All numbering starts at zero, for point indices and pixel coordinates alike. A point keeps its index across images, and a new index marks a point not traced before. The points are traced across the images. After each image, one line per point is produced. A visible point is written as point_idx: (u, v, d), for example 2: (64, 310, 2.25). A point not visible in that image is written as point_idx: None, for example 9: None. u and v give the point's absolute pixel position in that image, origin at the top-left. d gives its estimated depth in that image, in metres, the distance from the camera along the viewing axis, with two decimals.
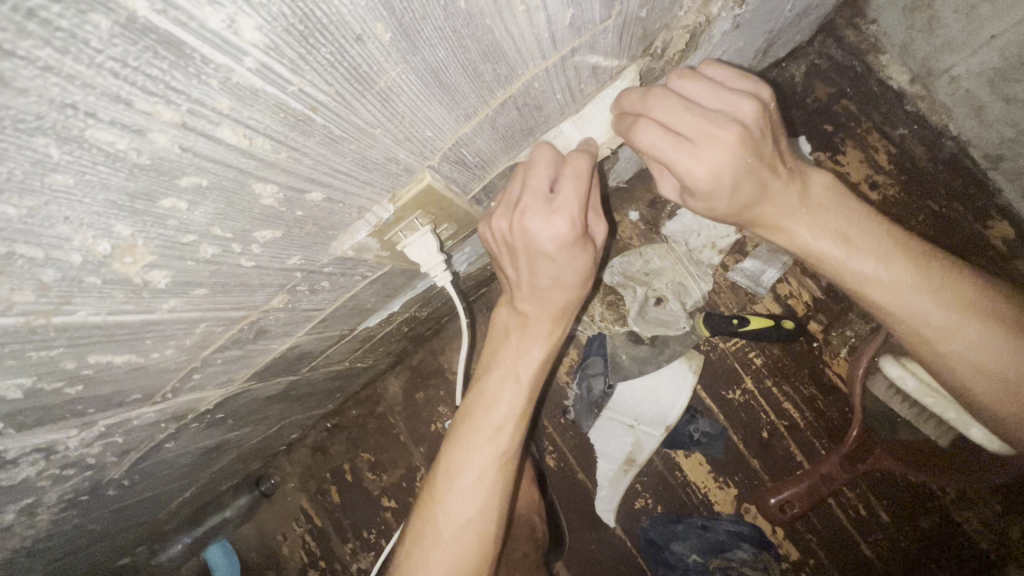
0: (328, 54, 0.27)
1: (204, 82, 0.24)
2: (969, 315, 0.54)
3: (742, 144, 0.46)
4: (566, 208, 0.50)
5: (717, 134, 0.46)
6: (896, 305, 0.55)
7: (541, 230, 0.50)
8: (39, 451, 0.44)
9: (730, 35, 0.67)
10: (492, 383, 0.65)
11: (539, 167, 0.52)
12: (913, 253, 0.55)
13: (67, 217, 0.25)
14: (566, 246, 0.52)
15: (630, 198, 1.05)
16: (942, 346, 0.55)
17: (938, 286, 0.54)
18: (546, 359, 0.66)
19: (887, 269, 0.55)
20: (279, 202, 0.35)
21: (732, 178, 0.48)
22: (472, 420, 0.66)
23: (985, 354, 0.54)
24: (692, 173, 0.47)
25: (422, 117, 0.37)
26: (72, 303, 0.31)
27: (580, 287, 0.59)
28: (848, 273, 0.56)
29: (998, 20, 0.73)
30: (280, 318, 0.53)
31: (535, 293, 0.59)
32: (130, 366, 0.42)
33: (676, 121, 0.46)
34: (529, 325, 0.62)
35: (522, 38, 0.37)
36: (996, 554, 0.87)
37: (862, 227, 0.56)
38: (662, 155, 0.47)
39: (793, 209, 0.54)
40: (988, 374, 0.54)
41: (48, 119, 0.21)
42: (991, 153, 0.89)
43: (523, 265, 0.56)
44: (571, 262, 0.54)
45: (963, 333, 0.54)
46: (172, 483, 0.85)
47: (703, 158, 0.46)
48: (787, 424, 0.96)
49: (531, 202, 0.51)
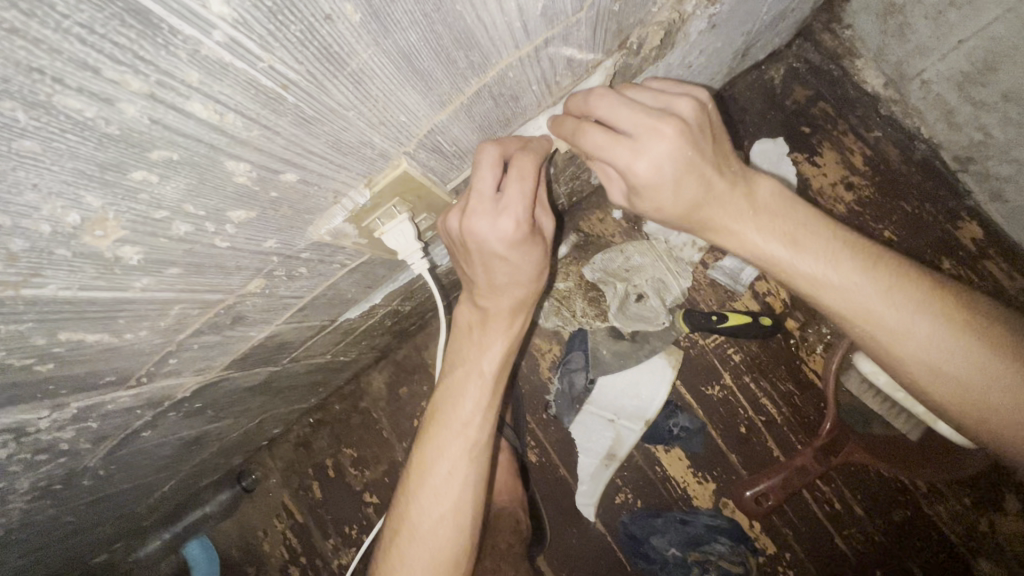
0: (298, 32, 0.27)
1: (173, 53, 0.24)
2: (925, 316, 0.53)
3: (684, 138, 0.47)
4: (513, 210, 0.50)
5: (658, 128, 0.47)
6: (851, 309, 0.55)
7: (487, 231, 0.51)
8: (9, 432, 0.44)
9: (706, 35, 0.69)
10: (457, 379, 0.66)
11: (485, 168, 0.50)
12: (864, 256, 0.55)
13: (35, 184, 0.25)
14: (514, 245, 0.53)
15: (613, 197, 1.06)
16: (898, 349, 0.54)
17: (891, 288, 0.54)
18: (509, 351, 0.66)
19: (838, 272, 0.54)
20: (252, 180, 0.36)
21: (677, 180, 0.49)
22: (440, 417, 0.66)
23: (942, 358, 0.53)
24: (634, 168, 0.48)
25: (395, 101, 0.38)
26: (42, 275, 0.31)
27: (535, 283, 0.61)
28: (799, 275, 0.55)
29: (965, 26, 0.75)
30: (257, 303, 0.53)
31: (491, 289, 0.59)
32: (103, 346, 0.42)
33: (620, 120, 0.48)
34: (489, 321, 0.63)
35: (494, 26, 0.38)
36: (965, 546, 0.89)
37: (808, 229, 0.55)
38: (605, 154, 0.49)
39: (741, 210, 0.54)
40: (946, 378, 0.53)
41: (15, 82, 0.21)
42: (961, 156, 0.91)
43: (477, 266, 0.57)
44: (522, 259, 0.55)
45: (915, 334, 0.53)
46: (148, 476, 0.84)
47: (646, 152, 0.47)
48: (765, 420, 0.98)
49: (477, 204, 0.50)
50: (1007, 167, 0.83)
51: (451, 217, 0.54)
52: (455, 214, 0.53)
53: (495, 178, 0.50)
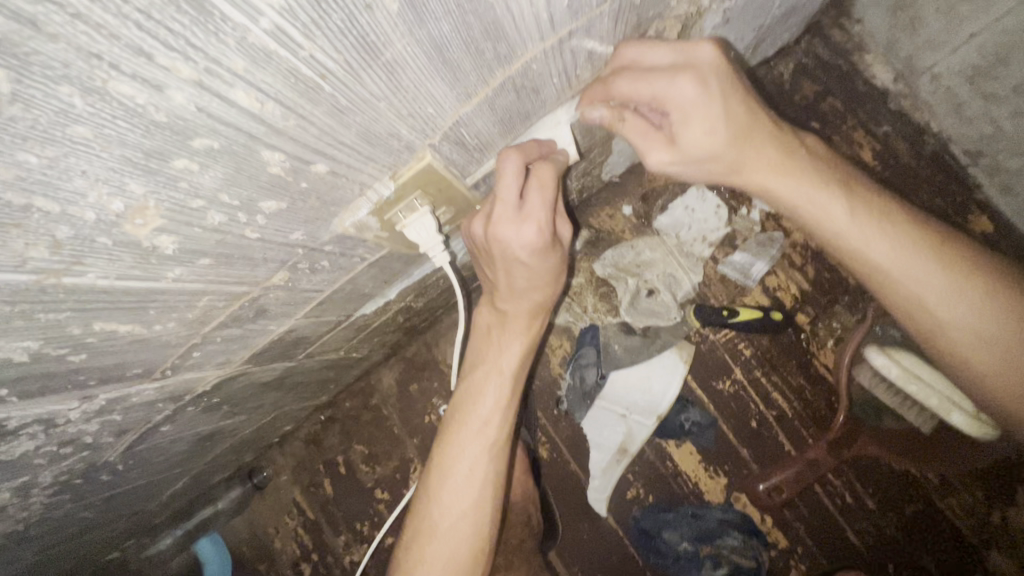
0: (339, 21, 0.28)
1: (221, 40, 0.25)
2: (967, 278, 0.54)
3: (720, 56, 0.51)
4: (535, 219, 0.51)
5: (695, 47, 0.50)
6: (898, 269, 0.55)
7: (512, 239, 0.52)
8: (38, 423, 0.45)
9: (721, 29, 0.69)
10: (478, 380, 0.66)
11: (509, 176, 0.49)
12: (908, 217, 0.57)
13: (84, 171, 0.26)
14: (539, 251, 0.54)
15: (623, 193, 1.07)
16: (942, 313, 0.55)
17: (935, 249, 0.55)
18: (527, 353, 0.67)
19: (887, 229, 0.55)
20: (285, 171, 0.36)
21: (721, 104, 0.50)
22: (459, 416, 0.67)
23: (984, 322, 0.54)
24: (679, 87, 0.49)
25: (424, 92, 0.39)
26: (83, 264, 0.31)
27: (554, 285, 0.61)
28: (851, 228, 0.56)
29: (976, 19, 0.76)
30: (279, 297, 0.54)
31: (512, 293, 0.60)
32: (132, 337, 0.42)
33: (654, 51, 0.50)
34: (508, 322, 0.63)
35: (522, 17, 0.38)
36: (978, 539, 0.89)
37: (856, 186, 0.57)
38: (647, 83, 0.49)
39: (791, 156, 0.55)
40: (983, 338, 0.54)
41: (74, 68, 0.21)
42: (972, 149, 0.92)
43: (498, 270, 0.57)
44: (542, 265, 0.56)
45: (959, 297, 0.54)
46: (163, 472, 0.84)
47: (690, 71, 0.49)
48: (775, 414, 0.98)
49: (501, 212, 0.51)
50: (1018, 161, 0.84)
51: (475, 223, 0.54)
52: (480, 221, 0.53)
53: (520, 185, 0.50)
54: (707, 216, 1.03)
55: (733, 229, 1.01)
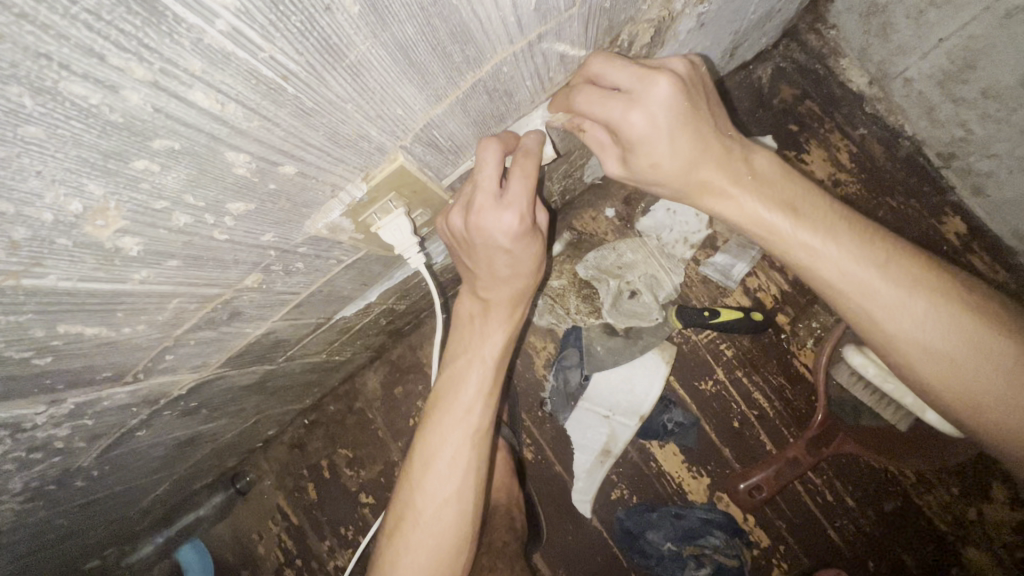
0: (299, 23, 0.28)
1: (176, 41, 0.25)
2: (916, 292, 0.54)
3: (679, 89, 0.48)
4: (517, 204, 0.51)
5: (654, 78, 0.48)
6: (845, 283, 0.56)
7: (494, 225, 0.52)
8: (4, 428, 0.44)
9: (695, 34, 0.71)
10: (459, 369, 0.66)
11: (490, 163, 0.51)
12: (859, 231, 0.57)
13: (39, 171, 0.26)
14: (517, 238, 0.54)
15: (605, 195, 1.07)
16: (890, 328, 0.55)
17: (884, 263, 0.55)
18: (510, 340, 0.67)
19: (835, 245, 0.56)
20: (251, 172, 0.36)
21: (668, 140, 0.50)
22: (441, 405, 0.66)
23: (930, 337, 0.54)
24: (629, 120, 0.49)
25: (392, 94, 0.39)
26: (43, 265, 0.31)
27: (535, 274, 0.62)
28: (797, 245, 0.56)
29: (944, 25, 0.77)
30: (254, 299, 0.54)
31: (493, 281, 0.60)
32: (100, 340, 0.42)
33: (614, 74, 0.49)
34: (490, 310, 0.64)
35: (489, 20, 0.38)
36: (954, 535, 0.90)
37: (807, 202, 0.57)
38: (599, 109, 0.50)
39: (740, 175, 0.55)
40: (937, 361, 0.54)
41: (23, 67, 0.22)
42: (944, 152, 0.93)
43: (478, 257, 0.57)
44: (523, 253, 0.57)
45: (907, 311, 0.54)
46: (140, 478, 0.83)
47: (643, 105, 0.48)
48: (756, 414, 0.99)
49: (484, 199, 0.51)
50: (988, 163, 0.85)
51: (455, 214, 0.55)
52: (460, 209, 0.54)
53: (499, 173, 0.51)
54: (689, 218, 1.04)
55: (713, 231, 1.03)
